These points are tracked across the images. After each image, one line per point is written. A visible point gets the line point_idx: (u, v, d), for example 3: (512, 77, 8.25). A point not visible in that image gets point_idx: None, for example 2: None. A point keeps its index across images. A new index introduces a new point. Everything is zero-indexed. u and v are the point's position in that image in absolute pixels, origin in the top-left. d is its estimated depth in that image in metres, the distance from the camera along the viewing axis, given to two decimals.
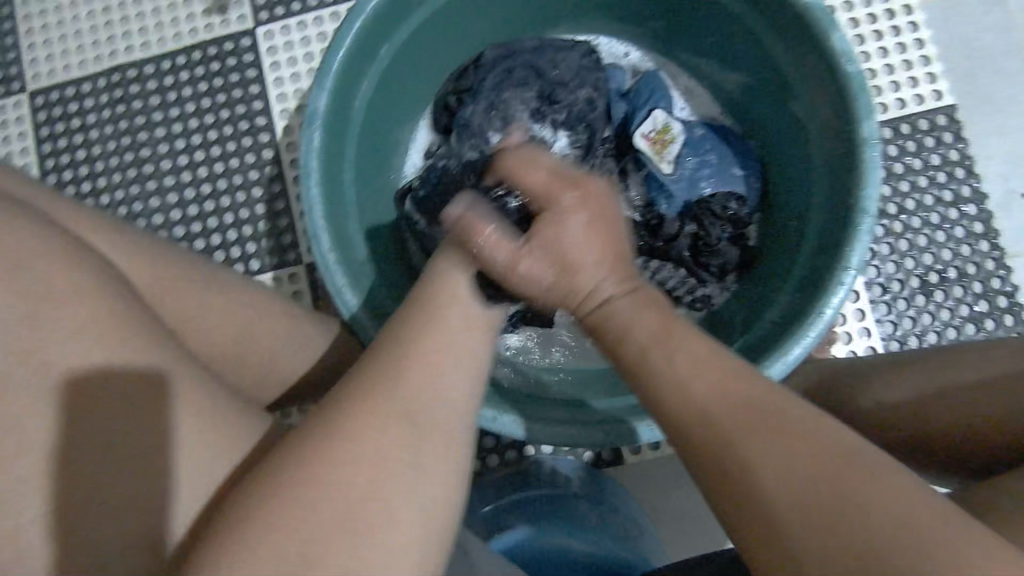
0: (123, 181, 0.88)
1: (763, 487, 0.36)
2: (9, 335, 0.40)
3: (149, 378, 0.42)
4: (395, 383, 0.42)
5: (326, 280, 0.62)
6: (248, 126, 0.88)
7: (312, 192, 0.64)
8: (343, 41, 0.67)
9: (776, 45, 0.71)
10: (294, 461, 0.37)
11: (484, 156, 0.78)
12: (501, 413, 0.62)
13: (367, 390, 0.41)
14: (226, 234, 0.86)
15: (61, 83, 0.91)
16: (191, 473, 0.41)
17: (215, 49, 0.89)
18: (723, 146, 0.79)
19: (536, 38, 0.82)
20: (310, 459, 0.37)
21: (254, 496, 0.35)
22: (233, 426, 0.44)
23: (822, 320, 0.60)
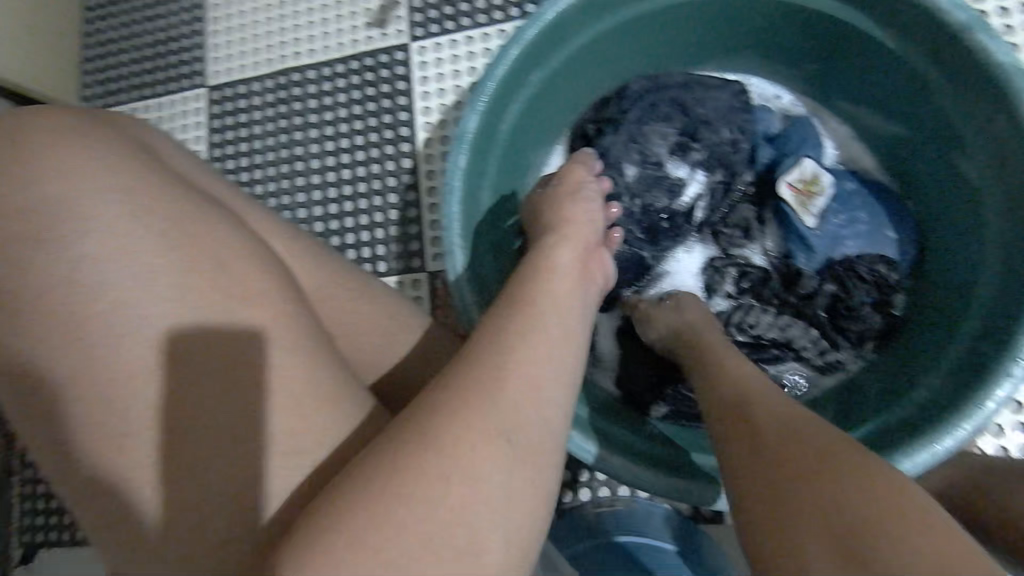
0: (276, 175, 0.96)
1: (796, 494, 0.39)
2: (177, 310, 0.42)
3: (302, 371, 0.43)
4: (499, 388, 0.42)
5: (456, 297, 0.65)
6: (392, 135, 0.92)
7: (452, 210, 0.66)
8: (499, 66, 0.69)
9: (956, 103, 0.66)
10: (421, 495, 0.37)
11: (617, 187, 0.78)
12: (580, 435, 0.61)
13: (462, 396, 0.41)
14: (359, 233, 0.91)
15: (235, 80, 1.00)
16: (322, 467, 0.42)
17: (371, 60, 0.95)
18: (874, 203, 0.75)
19: (684, 73, 0.81)
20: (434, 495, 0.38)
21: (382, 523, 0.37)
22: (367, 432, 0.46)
23: (981, 414, 0.55)
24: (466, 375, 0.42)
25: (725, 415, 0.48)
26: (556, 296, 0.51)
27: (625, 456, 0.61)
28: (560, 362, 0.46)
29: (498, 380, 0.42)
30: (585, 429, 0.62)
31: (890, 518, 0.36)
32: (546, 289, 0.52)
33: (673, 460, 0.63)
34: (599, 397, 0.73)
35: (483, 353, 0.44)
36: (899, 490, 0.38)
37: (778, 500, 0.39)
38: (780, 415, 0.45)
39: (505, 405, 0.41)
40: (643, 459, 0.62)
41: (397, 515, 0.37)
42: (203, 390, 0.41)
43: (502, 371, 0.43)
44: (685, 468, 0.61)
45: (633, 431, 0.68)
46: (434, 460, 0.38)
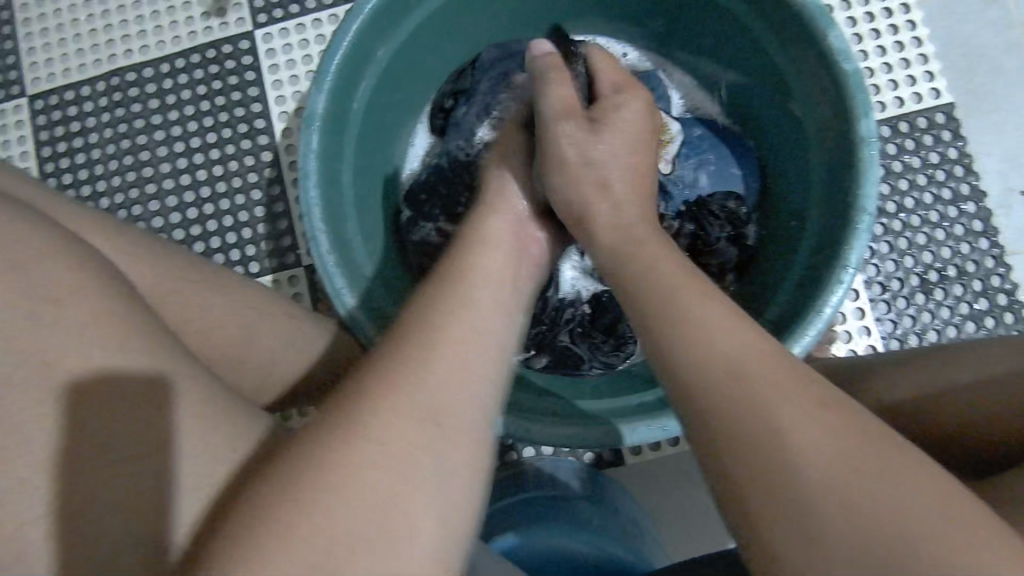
0: (123, 185, 0.88)
1: (755, 439, 0.35)
2: (6, 332, 0.40)
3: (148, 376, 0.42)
4: (432, 350, 0.41)
5: (326, 282, 0.62)
6: (246, 129, 0.88)
7: (310, 194, 0.64)
8: (340, 43, 0.67)
9: (774, 44, 0.71)
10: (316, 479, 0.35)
11: (473, 153, 0.78)
12: None
13: (400, 369, 0.40)
14: (225, 236, 0.86)
15: (61, 87, 0.91)
16: (181, 463, 0.40)
17: (213, 52, 0.90)
18: (720, 145, 0.80)
19: (533, 38, 0.82)
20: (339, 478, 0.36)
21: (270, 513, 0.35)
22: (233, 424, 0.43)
23: (821, 319, 0.60)
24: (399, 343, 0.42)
25: (670, 371, 0.41)
26: (483, 263, 0.51)
27: (518, 412, 0.62)
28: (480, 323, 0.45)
29: (434, 340, 0.42)
30: (513, 411, 0.62)
31: (895, 512, 0.32)
32: (474, 260, 0.51)
33: (604, 412, 0.63)
34: None
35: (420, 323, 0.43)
36: (893, 471, 0.33)
37: (763, 506, 0.34)
38: (748, 361, 0.38)
39: (439, 363, 0.41)
40: (534, 413, 0.63)
41: (338, 486, 0.35)
42: (46, 410, 0.39)
43: (433, 340, 0.42)
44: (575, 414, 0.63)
45: (530, 393, 0.69)
46: (377, 426, 0.37)
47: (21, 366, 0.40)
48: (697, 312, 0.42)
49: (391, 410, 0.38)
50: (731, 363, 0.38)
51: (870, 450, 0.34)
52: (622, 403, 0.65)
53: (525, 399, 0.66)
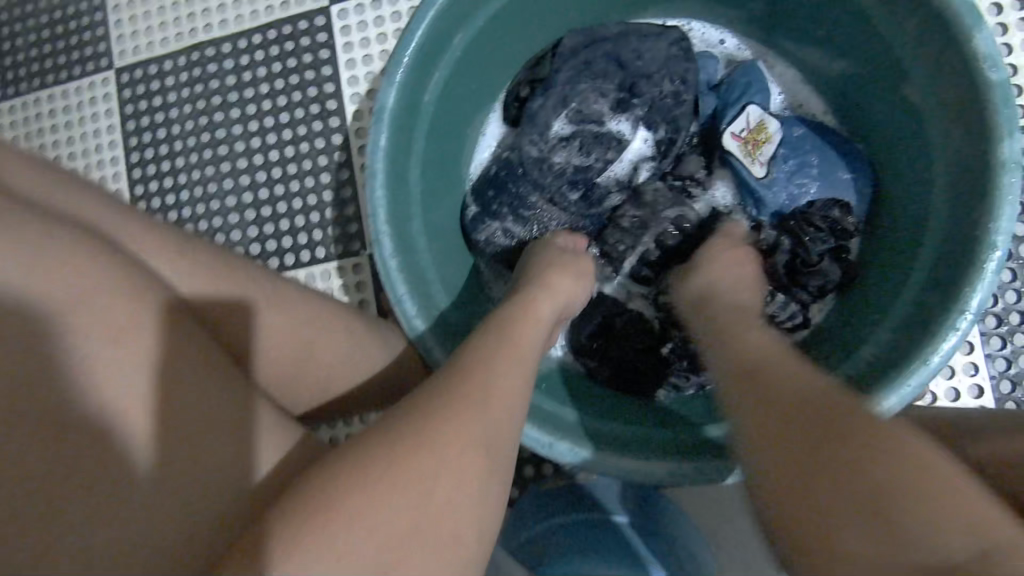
0: (200, 162, 0.90)
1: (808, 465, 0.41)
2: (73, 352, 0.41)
3: None
4: (480, 410, 0.44)
5: (387, 287, 0.61)
6: (319, 110, 0.86)
7: (376, 195, 0.62)
8: (413, 33, 0.63)
9: (903, 42, 0.62)
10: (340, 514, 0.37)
11: (545, 151, 0.73)
12: (533, 424, 0.58)
13: (430, 424, 0.42)
14: (294, 219, 0.86)
15: (145, 60, 0.93)
16: None
17: (289, 28, 0.88)
18: (825, 148, 0.71)
19: (620, 23, 0.75)
20: (361, 513, 0.37)
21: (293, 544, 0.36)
22: None
23: (926, 369, 0.53)
24: (443, 399, 0.43)
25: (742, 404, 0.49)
26: (515, 321, 0.53)
27: (576, 437, 0.59)
28: (506, 377, 0.47)
29: (482, 401, 0.44)
30: (571, 435, 0.59)
31: (900, 489, 0.37)
32: (510, 318, 0.54)
33: (665, 441, 0.60)
34: (556, 378, 0.70)
35: (469, 378, 0.46)
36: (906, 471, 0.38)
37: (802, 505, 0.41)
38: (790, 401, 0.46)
39: (486, 420, 0.44)
40: (593, 438, 0.60)
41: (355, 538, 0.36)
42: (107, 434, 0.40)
43: (483, 401, 0.44)
44: (635, 444, 0.60)
45: (588, 409, 0.66)
46: (425, 460, 0.40)
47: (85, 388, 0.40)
48: (797, 378, 0.48)
49: (436, 445, 0.41)
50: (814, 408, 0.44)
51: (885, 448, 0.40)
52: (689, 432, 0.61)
53: (584, 421, 0.63)
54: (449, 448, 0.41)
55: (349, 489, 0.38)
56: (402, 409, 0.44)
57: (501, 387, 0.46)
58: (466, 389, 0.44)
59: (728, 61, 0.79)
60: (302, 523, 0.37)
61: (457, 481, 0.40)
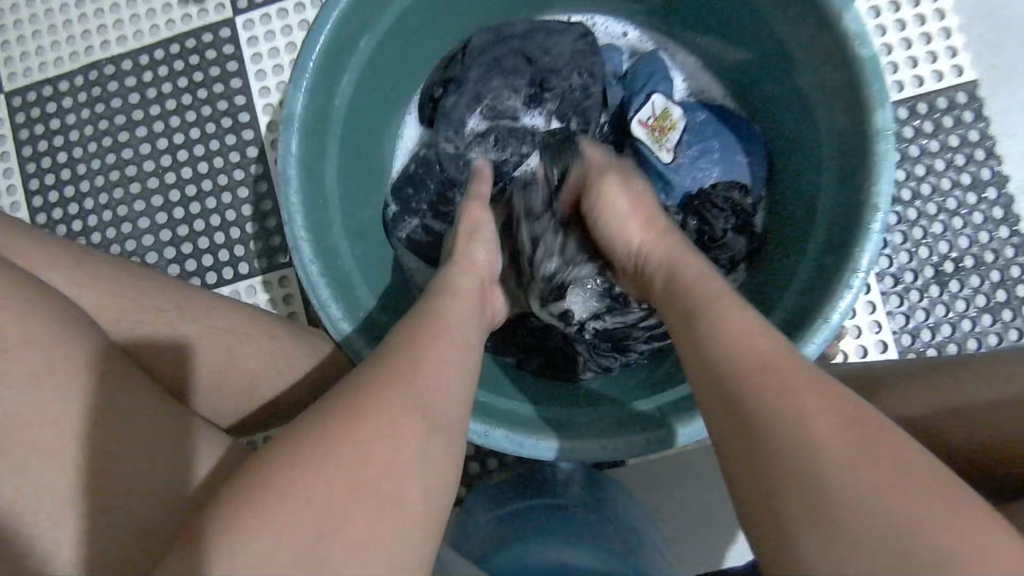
0: (106, 184, 0.86)
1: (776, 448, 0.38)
2: None
3: None
4: (413, 376, 0.44)
5: (310, 293, 0.60)
6: (231, 123, 0.84)
7: (291, 201, 0.61)
8: (317, 38, 0.63)
9: (785, 26, 0.66)
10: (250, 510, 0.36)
11: (462, 147, 0.74)
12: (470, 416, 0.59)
13: (346, 402, 0.42)
14: (213, 236, 0.83)
15: (38, 82, 0.88)
16: None
17: (193, 42, 0.86)
18: (725, 132, 0.76)
19: (526, 21, 0.77)
20: (270, 502, 0.37)
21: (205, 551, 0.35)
22: None
23: (829, 326, 0.57)
24: (363, 378, 0.44)
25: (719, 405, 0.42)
26: (436, 297, 0.54)
27: (513, 425, 0.60)
28: (428, 349, 0.47)
29: (414, 370, 0.45)
30: (508, 423, 0.60)
31: (912, 507, 0.34)
32: (433, 295, 0.55)
33: (598, 419, 0.62)
34: (494, 376, 0.71)
35: (400, 350, 0.47)
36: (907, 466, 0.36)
37: (796, 513, 0.36)
38: (780, 392, 0.40)
39: (419, 383, 0.44)
40: (530, 425, 0.61)
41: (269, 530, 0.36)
42: None
43: (413, 367, 0.45)
44: (570, 425, 0.61)
45: (526, 401, 0.67)
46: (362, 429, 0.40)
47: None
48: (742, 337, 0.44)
49: (371, 416, 0.41)
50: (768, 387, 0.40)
51: (884, 452, 0.37)
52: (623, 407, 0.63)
53: (520, 409, 0.64)
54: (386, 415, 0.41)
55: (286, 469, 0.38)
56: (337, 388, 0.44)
57: (425, 359, 0.46)
58: (391, 362, 0.45)
59: (633, 52, 0.82)
60: (240, 506, 0.37)
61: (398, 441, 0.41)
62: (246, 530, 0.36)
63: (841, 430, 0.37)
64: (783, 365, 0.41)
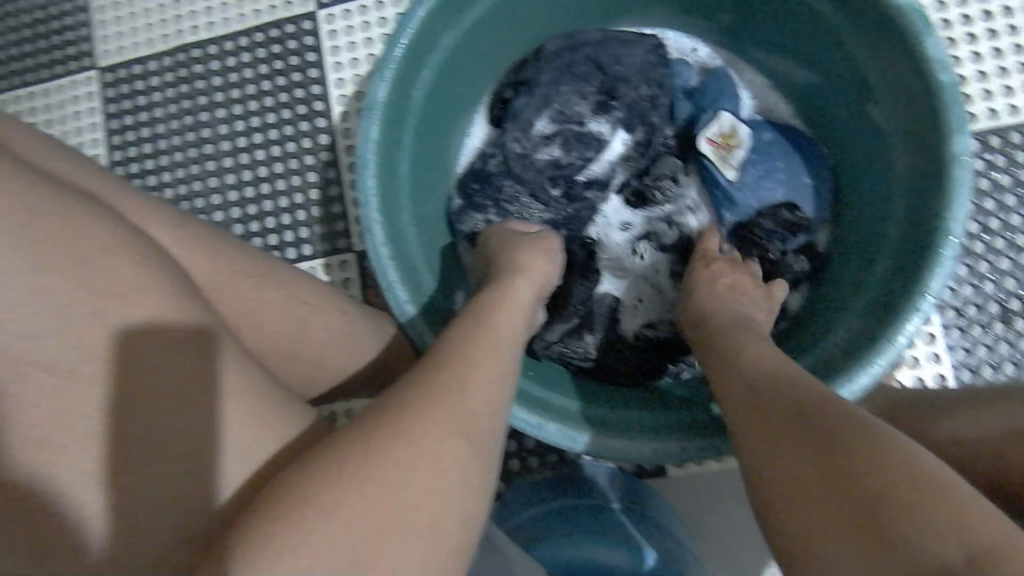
0: (184, 161, 0.90)
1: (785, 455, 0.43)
2: (69, 322, 0.41)
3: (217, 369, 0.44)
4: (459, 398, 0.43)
5: (378, 273, 0.62)
6: (305, 110, 0.88)
7: (367, 184, 0.63)
8: (404, 30, 0.65)
9: (860, 47, 0.66)
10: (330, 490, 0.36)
11: (528, 147, 0.76)
12: (525, 408, 0.59)
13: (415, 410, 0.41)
14: (279, 217, 0.87)
15: (130, 60, 0.93)
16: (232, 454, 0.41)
17: (276, 31, 0.90)
18: (792, 152, 0.75)
19: (600, 29, 0.79)
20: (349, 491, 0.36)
21: (280, 521, 0.35)
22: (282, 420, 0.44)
23: (892, 348, 0.57)
24: (417, 386, 0.43)
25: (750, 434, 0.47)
26: (492, 305, 0.54)
27: (565, 420, 0.60)
28: (476, 352, 0.47)
29: (461, 391, 0.43)
30: (559, 417, 0.61)
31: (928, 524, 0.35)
32: (487, 303, 0.54)
33: (648, 425, 0.62)
34: (542, 368, 0.71)
35: (447, 369, 0.45)
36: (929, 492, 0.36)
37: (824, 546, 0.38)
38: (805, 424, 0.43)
39: (466, 409, 0.43)
40: (582, 422, 0.61)
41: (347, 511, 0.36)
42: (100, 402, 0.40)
43: (459, 391, 0.43)
44: (624, 427, 0.61)
45: (576, 398, 0.67)
46: (408, 453, 0.39)
47: (76, 355, 0.40)
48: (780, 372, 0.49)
49: (414, 445, 0.39)
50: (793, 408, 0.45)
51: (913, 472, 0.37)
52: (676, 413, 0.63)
53: (571, 406, 0.65)
54: (433, 439, 0.40)
55: (327, 482, 0.37)
56: (385, 401, 0.42)
57: (479, 363, 0.46)
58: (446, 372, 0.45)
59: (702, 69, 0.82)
60: (281, 513, 0.36)
61: (443, 465, 0.39)
62: (283, 543, 0.34)
63: (861, 450, 0.39)
64: (811, 398, 0.45)
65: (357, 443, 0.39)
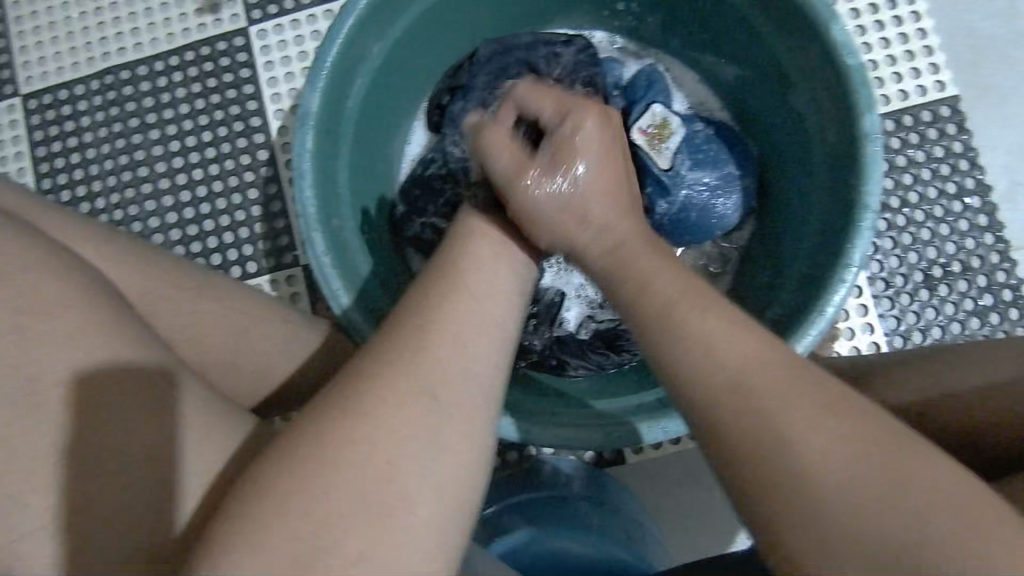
0: (118, 184, 0.88)
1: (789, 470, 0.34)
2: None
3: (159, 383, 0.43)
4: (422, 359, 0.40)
5: (321, 283, 0.61)
6: (242, 127, 0.87)
7: (304, 195, 0.63)
8: (333, 41, 0.65)
9: (772, 37, 0.69)
10: (305, 473, 0.35)
11: (468, 151, 0.76)
12: None
13: (391, 361, 0.40)
14: (222, 236, 0.85)
15: (55, 86, 0.90)
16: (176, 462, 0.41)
17: (207, 49, 0.89)
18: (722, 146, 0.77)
19: (530, 33, 0.80)
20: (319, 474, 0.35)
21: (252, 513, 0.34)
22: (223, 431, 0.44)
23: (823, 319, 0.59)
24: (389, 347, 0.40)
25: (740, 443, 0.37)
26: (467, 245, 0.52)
27: (517, 414, 0.61)
28: (450, 295, 0.45)
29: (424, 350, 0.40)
30: (511, 411, 0.61)
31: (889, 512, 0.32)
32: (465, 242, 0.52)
33: (600, 413, 0.62)
34: None
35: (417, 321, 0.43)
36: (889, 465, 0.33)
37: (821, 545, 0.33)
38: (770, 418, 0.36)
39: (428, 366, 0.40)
40: (537, 416, 0.61)
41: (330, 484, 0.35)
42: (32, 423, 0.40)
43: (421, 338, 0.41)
44: (581, 417, 0.62)
45: (533, 395, 0.68)
46: (370, 413, 0.37)
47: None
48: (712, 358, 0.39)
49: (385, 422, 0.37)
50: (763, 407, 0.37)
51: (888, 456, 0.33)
52: (634, 400, 0.65)
53: (527, 401, 0.65)
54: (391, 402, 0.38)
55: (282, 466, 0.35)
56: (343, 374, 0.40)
57: (460, 309, 0.44)
58: (419, 325, 0.42)
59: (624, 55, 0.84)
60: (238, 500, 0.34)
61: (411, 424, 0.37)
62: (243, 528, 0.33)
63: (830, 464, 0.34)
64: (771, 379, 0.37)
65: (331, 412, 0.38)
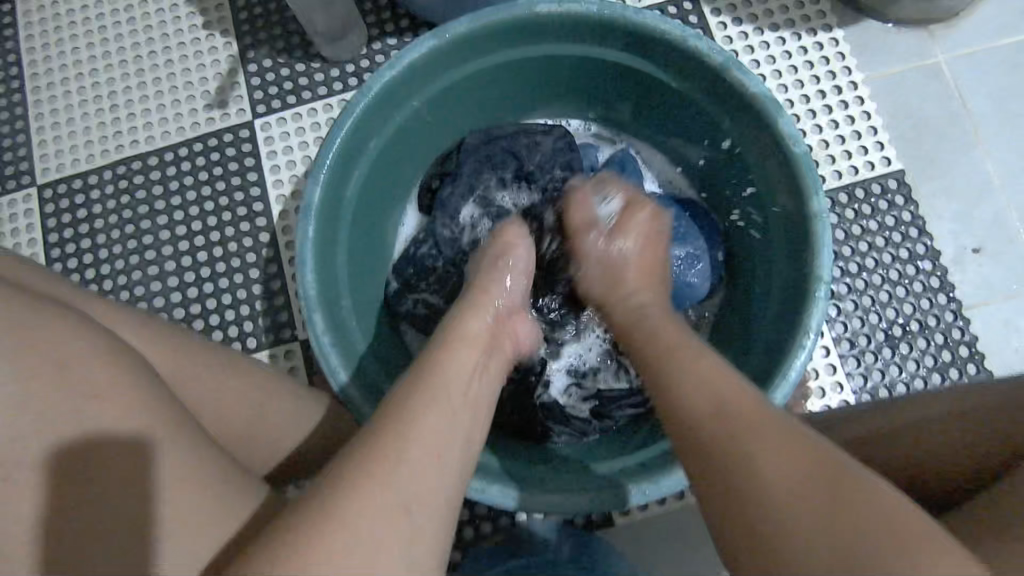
0: (127, 266, 0.93)
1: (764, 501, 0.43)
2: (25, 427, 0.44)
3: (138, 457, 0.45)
4: (398, 443, 0.45)
5: (321, 360, 0.66)
6: (246, 211, 0.93)
7: (307, 279, 0.68)
8: (334, 140, 0.72)
9: (728, 125, 0.77)
10: (295, 543, 0.39)
11: (456, 232, 0.83)
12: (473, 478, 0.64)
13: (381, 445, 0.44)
14: (224, 313, 0.90)
15: (70, 176, 0.97)
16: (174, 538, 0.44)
17: (215, 141, 0.96)
18: (692, 223, 0.84)
19: (513, 122, 0.88)
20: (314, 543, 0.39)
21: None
22: (233, 493, 0.47)
23: (786, 382, 0.65)
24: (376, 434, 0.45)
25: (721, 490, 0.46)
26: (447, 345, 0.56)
27: (507, 482, 0.64)
28: (437, 391, 0.50)
29: (400, 436, 0.45)
30: (502, 480, 0.65)
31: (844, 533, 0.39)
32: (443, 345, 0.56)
33: (588, 477, 0.66)
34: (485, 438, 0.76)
35: (405, 411, 0.47)
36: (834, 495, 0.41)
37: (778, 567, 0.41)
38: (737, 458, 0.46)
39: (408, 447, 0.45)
40: (526, 483, 0.65)
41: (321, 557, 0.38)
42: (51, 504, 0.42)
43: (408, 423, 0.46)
44: (570, 483, 0.66)
45: (524, 462, 0.72)
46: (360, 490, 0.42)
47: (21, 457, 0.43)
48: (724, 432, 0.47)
49: (371, 491, 0.42)
50: (758, 460, 0.44)
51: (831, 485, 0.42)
52: (617, 464, 0.68)
53: (516, 469, 0.69)
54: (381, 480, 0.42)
55: (286, 528, 0.40)
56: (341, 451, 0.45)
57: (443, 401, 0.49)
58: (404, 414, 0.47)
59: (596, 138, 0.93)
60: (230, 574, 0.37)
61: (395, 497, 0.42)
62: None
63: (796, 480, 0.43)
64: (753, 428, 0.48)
65: (326, 483, 0.42)
